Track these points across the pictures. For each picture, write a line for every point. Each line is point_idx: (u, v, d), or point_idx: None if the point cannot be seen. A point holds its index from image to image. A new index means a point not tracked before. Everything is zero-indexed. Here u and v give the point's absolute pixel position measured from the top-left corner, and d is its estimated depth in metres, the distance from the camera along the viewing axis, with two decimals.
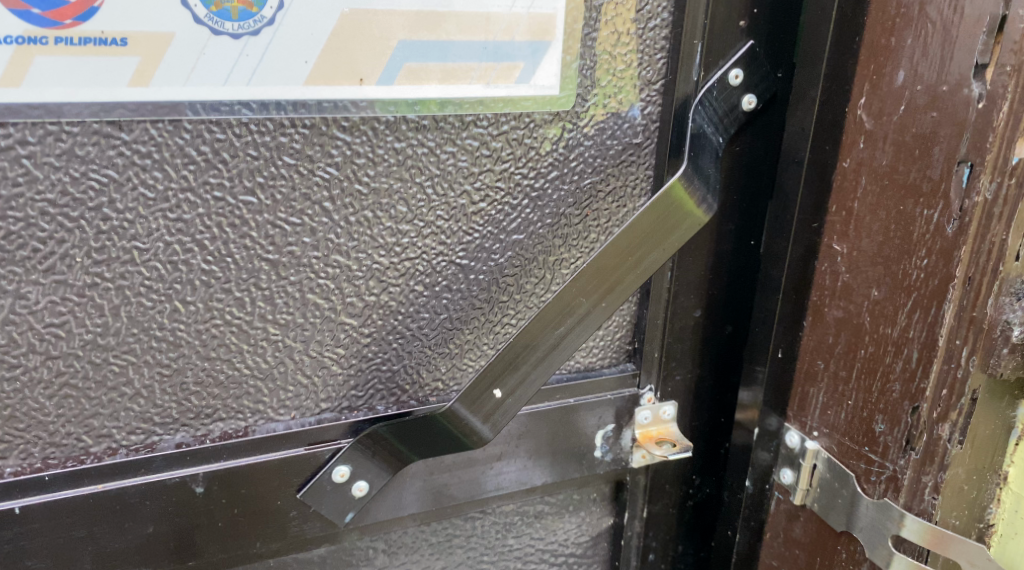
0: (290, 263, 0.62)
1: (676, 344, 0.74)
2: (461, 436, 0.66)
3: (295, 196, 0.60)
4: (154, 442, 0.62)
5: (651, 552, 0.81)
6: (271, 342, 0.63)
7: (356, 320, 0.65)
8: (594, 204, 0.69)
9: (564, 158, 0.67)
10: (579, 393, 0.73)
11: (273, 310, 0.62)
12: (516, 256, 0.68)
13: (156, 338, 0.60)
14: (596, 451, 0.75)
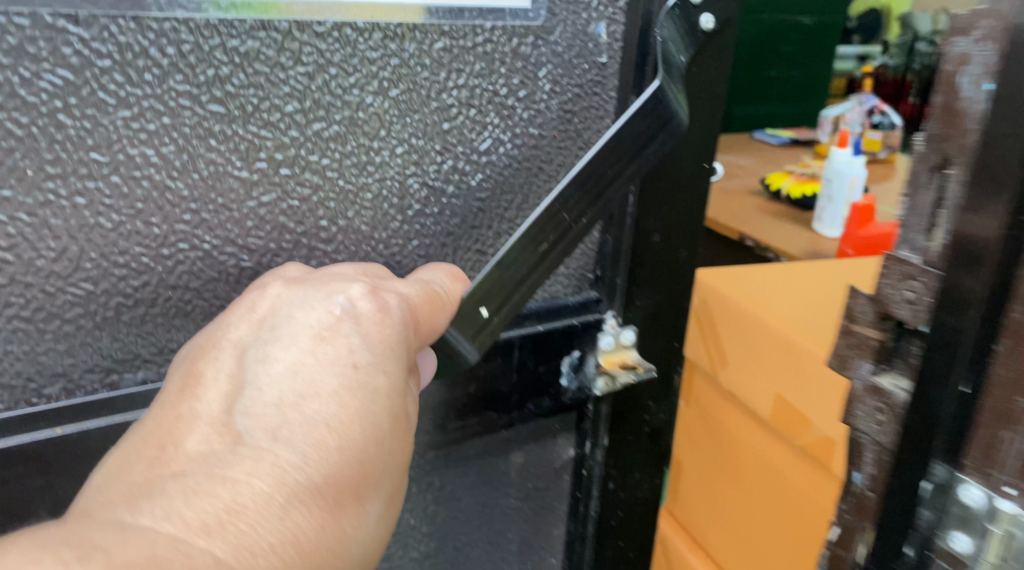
0: (260, 181, 0.54)
1: (638, 269, 0.66)
2: (447, 358, 0.55)
3: (262, 111, 0.53)
4: (114, 381, 0.55)
5: (612, 480, 0.71)
6: (240, 269, 0.56)
7: (329, 245, 0.58)
8: (563, 126, 0.62)
9: (529, 74, 0.60)
10: (549, 320, 0.64)
11: (243, 234, 0.55)
12: (488, 178, 0.61)
13: (117, 263, 0.53)
14: (560, 380, 0.66)
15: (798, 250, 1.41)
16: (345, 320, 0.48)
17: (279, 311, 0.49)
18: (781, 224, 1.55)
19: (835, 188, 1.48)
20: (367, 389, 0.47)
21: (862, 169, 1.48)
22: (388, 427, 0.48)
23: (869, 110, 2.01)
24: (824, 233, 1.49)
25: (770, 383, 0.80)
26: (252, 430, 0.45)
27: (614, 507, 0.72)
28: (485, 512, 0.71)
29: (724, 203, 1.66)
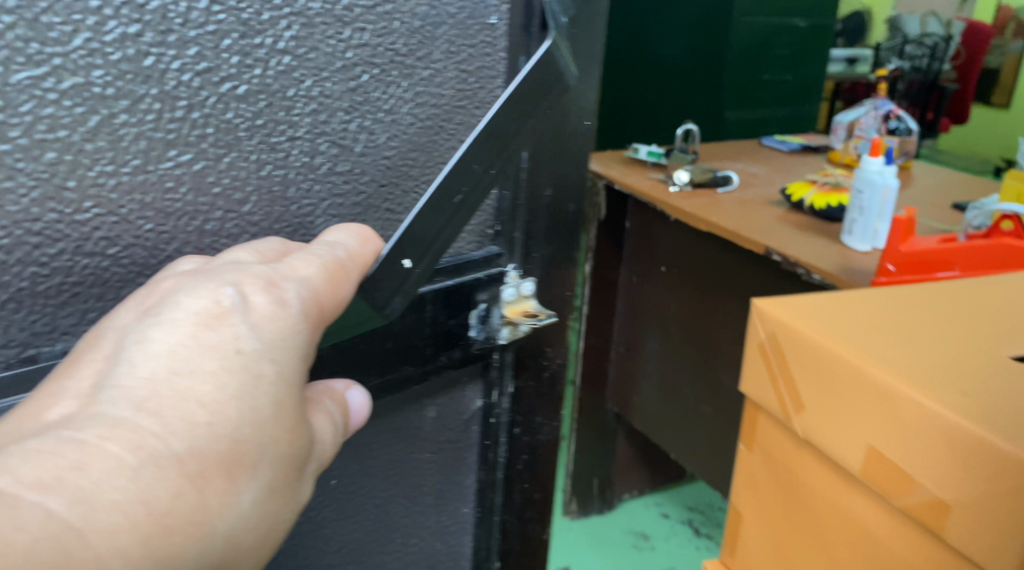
0: (175, 142, 0.53)
1: (533, 223, 0.69)
2: (371, 311, 0.60)
3: (174, 71, 0.52)
4: (34, 355, 0.52)
5: (517, 425, 0.76)
6: (155, 234, 0.55)
7: (243, 206, 0.57)
8: (461, 86, 0.64)
9: (426, 35, 0.61)
10: (456, 276, 0.66)
11: (158, 197, 0.54)
12: (395, 140, 0.62)
13: (31, 233, 0.51)
14: (468, 331, 0.68)
15: (845, 272, 1.09)
16: (232, 310, 0.48)
17: (170, 294, 0.49)
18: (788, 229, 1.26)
19: (864, 199, 1.17)
20: (247, 373, 0.47)
21: (898, 177, 1.16)
22: (269, 414, 0.48)
23: (886, 114, 1.72)
24: (854, 248, 1.18)
25: (862, 431, 0.68)
26: (116, 400, 0.44)
27: (519, 451, 0.77)
28: (400, 473, 0.72)
29: (736, 213, 1.32)
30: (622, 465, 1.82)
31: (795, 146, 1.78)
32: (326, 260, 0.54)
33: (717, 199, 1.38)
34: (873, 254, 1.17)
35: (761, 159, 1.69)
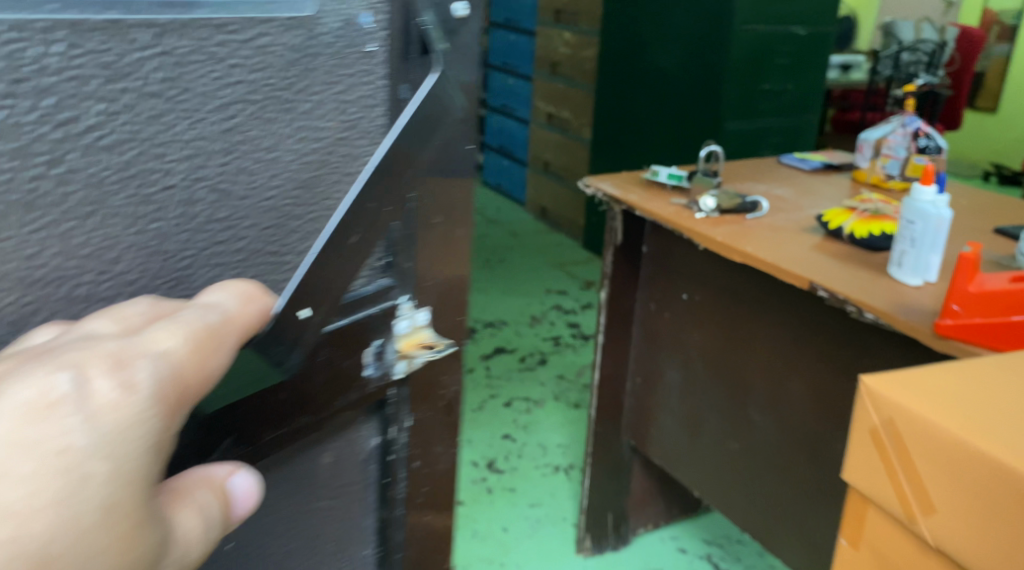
0: (37, 202, 0.48)
1: (421, 252, 0.70)
2: (257, 381, 0.56)
3: (31, 123, 0.47)
4: None
5: (417, 459, 0.78)
6: (18, 305, 0.49)
7: (118, 264, 0.52)
8: (343, 121, 0.61)
9: (304, 66, 0.58)
10: (352, 313, 0.63)
11: (26, 261, 0.48)
12: (276, 180, 0.59)
13: None
14: (365, 371, 0.67)
15: (896, 306, 1.09)
16: (67, 401, 0.41)
17: (3, 376, 0.42)
18: (820, 257, 1.29)
19: (916, 230, 1.15)
20: (84, 471, 0.40)
21: (950, 208, 1.13)
22: (94, 519, 0.41)
23: (915, 132, 1.70)
24: (903, 281, 1.17)
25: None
26: None
27: (419, 482, 0.79)
28: (297, 523, 0.71)
29: (770, 243, 1.35)
30: (640, 499, 2.01)
31: (818, 165, 1.83)
32: (202, 324, 0.50)
33: (748, 226, 1.42)
34: (925, 288, 1.15)
35: (782, 179, 1.73)
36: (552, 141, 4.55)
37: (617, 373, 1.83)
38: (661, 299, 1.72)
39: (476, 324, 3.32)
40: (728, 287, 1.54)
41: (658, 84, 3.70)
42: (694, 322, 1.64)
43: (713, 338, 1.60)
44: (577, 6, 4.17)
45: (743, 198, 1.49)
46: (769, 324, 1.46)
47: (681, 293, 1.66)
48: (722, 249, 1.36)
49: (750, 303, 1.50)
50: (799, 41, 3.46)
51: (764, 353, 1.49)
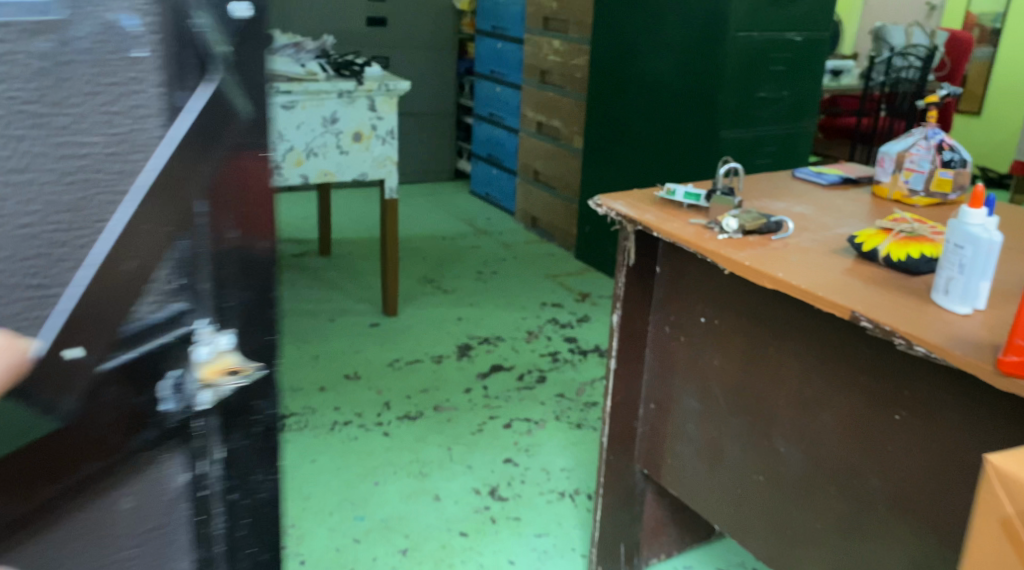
0: None
1: (222, 272, 0.69)
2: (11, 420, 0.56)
3: None
4: None
5: (231, 491, 0.77)
6: None
7: None
8: (114, 137, 0.61)
9: (57, 76, 0.57)
10: (140, 343, 0.65)
11: None
12: (36, 205, 0.59)
13: None
14: (163, 403, 0.67)
15: (950, 340, 1.01)
16: None
17: None
18: (854, 283, 1.21)
19: (966, 255, 1.07)
20: None
21: (1004, 234, 1.04)
22: None
23: (939, 145, 1.63)
24: (950, 309, 1.10)
25: None
26: None
27: (238, 514, 0.78)
28: (99, 568, 0.70)
29: (800, 266, 1.27)
30: (653, 528, 1.92)
31: (835, 179, 1.75)
32: None
33: (776, 249, 1.34)
34: (974, 317, 1.08)
35: (800, 196, 1.65)
36: (543, 151, 4.46)
37: (628, 399, 1.74)
38: (676, 322, 1.63)
39: (470, 340, 3.22)
40: (750, 310, 1.46)
41: (651, 92, 3.59)
42: (713, 348, 1.56)
43: (734, 364, 1.52)
44: (567, 13, 4.09)
45: (765, 218, 1.41)
46: (796, 351, 1.39)
47: (700, 316, 1.57)
48: (749, 275, 1.28)
49: (776, 328, 1.42)
50: (796, 48, 3.37)
51: (790, 381, 1.41)
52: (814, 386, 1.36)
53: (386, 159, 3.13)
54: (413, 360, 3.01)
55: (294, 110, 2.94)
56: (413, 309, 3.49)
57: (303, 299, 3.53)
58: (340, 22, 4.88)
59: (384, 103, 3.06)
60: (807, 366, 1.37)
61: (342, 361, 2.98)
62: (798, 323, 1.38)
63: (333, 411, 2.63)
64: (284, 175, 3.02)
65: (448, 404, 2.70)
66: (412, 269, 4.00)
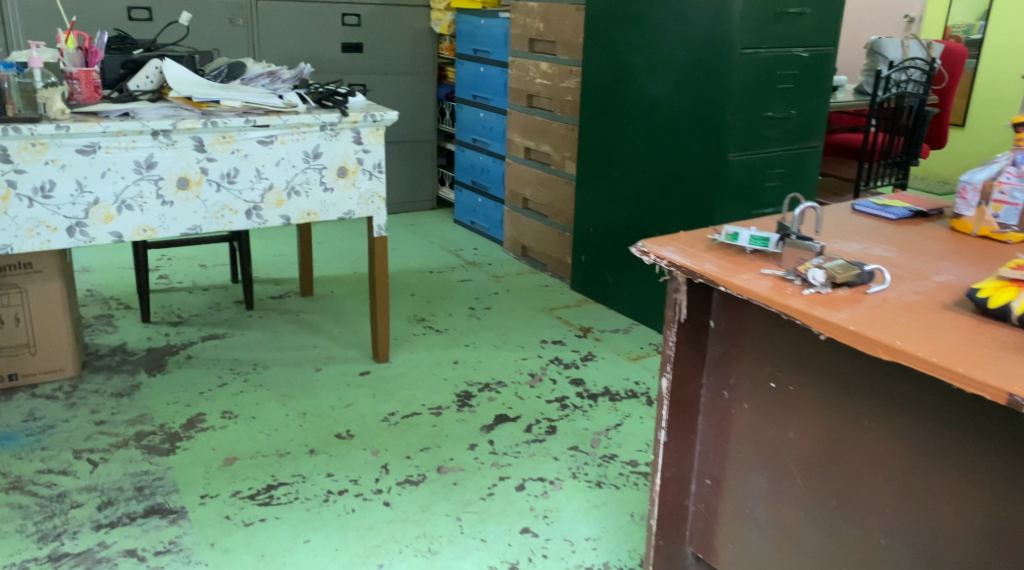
0: None
1: None
2: None
3: None
4: None
5: None
6: None
7: None
8: None
9: None
10: None
11: None
12: None
13: None
14: None
15: None
16: None
17: None
18: (993, 349, 1.01)
19: None
20: None
21: None
22: None
23: None
24: None
25: None
26: None
27: None
28: None
29: (916, 326, 1.06)
30: None
31: (904, 212, 1.52)
32: None
33: (882, 304, 1.12)
34: None
35: (875, 235, 1.41)
36: (532, 177, 4.22)
37: (676, 475, 1.51)
38: (736, 388, 1.43)
39: (469, 387, 2.94)
40: (841, 380, 1.28)
41: (648, 114, 3.34)
42: (786, 419, 1.37)
43: (818, 439, 1.33)
44: (554, 34, 3.88)
45: (857, 266, 1.19)
46: (907, 430, 1.22)
47: (767, 382, 1.37)
48: (858, 343, 1.05)
49: (876, 403, 1.24)
50: (802, 64, 3.12)
51: (898, 461, 1.24)
52: (931, 468, 1.21)
53: (373, 195, 2.90)
54: (410, 414, 2.74)
55: (272, 145, 2.69)
56: (404, 354, 3.22)
57: (285, 348, 3.26)
58: (312, 49, 4.64)
59: (370, 135, 2.83)
60: (924, 448, 1.21)
61: (332, 419, 2.70)
62: (910, 398, 1.21)
63: (326, 478, 2.36)
64: (263, 217, 2.76)
65: (453, 464, 2.44)
66: (400, 308, 3.74)
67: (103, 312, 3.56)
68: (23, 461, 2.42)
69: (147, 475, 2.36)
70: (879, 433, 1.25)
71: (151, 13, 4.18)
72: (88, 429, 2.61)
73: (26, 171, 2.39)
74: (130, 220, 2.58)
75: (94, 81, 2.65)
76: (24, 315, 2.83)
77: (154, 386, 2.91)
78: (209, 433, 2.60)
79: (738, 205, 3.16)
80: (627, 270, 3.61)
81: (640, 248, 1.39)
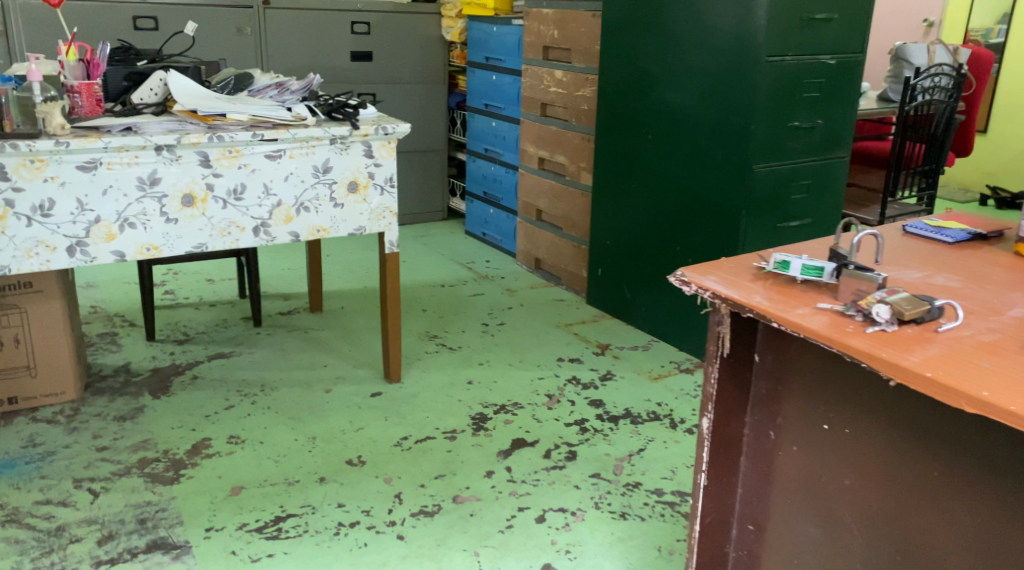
0: None
1: None
2: None
3: None
4: None
5: None
6: None
7: None
8: None
9: None
10: None
11: None
12: None
13: None
14: None
15: None
16: None
17: None
18: None
19: None
20: None
21: None
22: None
23: None
24: None
25: None
26: None
27: None
28: None
29: (999, 373, 0.96)
30: None
31: (960, 236, 1.41)
32: None
33: (956, 347, 1.01)
34: None
35: (936, 261, 1.30)
36: (546, 188, 4.11)
37: (719, 511, 1.53)
38: (784, 428, 1.44)
39: (484, 409, 2.83)
40: (899, 428, 1.28)
41: (668, 123, 3.23)
42: (835, 464, 1.38)
43: (869, 487, 1.33)
44: (569, 41, 3.77)
45: (927, 302, 1.09)
46: (971, 484, 1.21)
47: (820, 425, 1.38)
48: (935, 392, 0.95)
49: (938, 454, 1.24)
50: (829, 71, 3.01)
51: (960, 516, 1.23)
52: (992, 526, 1.20)
53: (384, 210, 2.80)
54: (423, 438, 2.63)
55: (281, 160, 2.59)
56: (417, 374, 3.11)
57: (293, 367, 3.15)
58: (321, 58, 4.55)
59: (381, 148, 2.73)
60: (990, 503, 1.20)
61: (342, 444, 2.59)
62: (972, 450, 1.20)
63: (336, 509, 2.26)
64: (271, 234, 2.66)
65: (469, 493, 2.33)
66: (412, 324, 3.63)
67: (107, 330, 3.47)
68: (21, 491, 2.32)
69: (149, 506, 2.26)
70: (941, 485, 1.24)
71: (156, 22, 4.10)
72: (90, 455, 2.51)
73: (24, 189, 2.30)
74: (133, 238, 2.48)
75: (96, 94, 2.55)
76: (24, 336, 2.73)
77: (158, 408, 2.81)
78: (215, 460, 2.50)
79: (763, 219, 3.04)
80: (646, 285, 3.49)
81: (678, 276, 1.28)
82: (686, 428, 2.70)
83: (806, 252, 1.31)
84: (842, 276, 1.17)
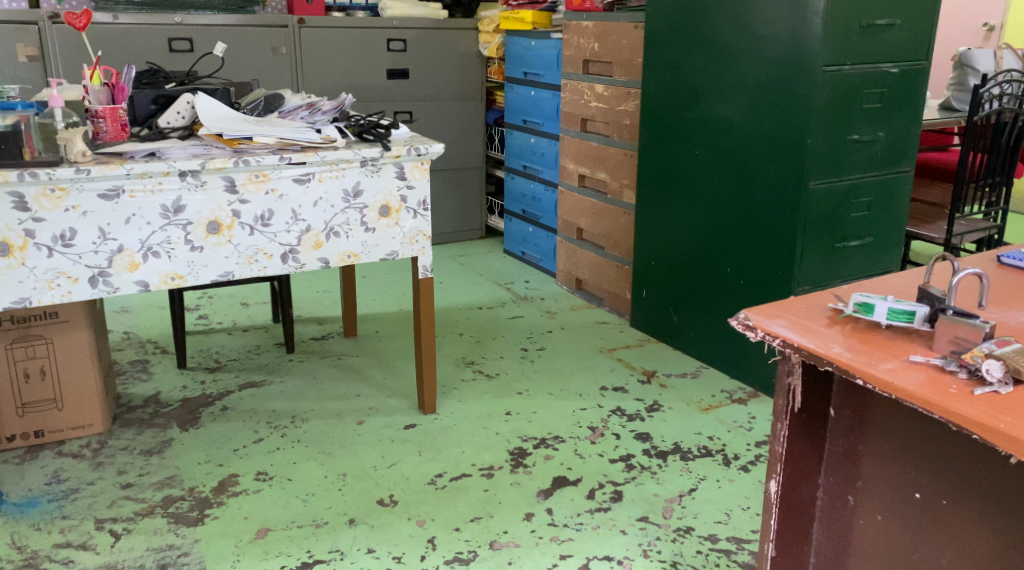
0: None
1: None
2: None
3: None
4: None
5: None
6: None
7: None
8: None
9: None
10: None
11: None
12: None
13: None
14: None
15: None
16: None
17: None
18: None
19: None
20: None
21: None
22: None
23: None
24: None
25: None
26: None
27: None
28: None
29: None
30: None
31: None
32: None
33: None
34: None
35: None
36: (587, 206, 3.95)
37: None
38: (865, 492, 1.43)
39: (523, 443, 2.68)
40: (993, 498, 1.25)
41: (716, 139, 3.06)
42: (926, 535, 1.35)
43: (964, 559, 1.30)
44: (611, 55, 3.62)
45: None
46: None
47: (911, 493, 1.36)
48: None
49: None
50: (891, 81, 2.83)
51: None
52: None
53: (418, 233, 2.67)
54: (459, 476, 2.48)
55: (310, 184, 2.48)
56: (453, 404, 2.97)
57: (325, 398, 3.03)
58: (357, 77, 4.47)
59: (414, 169, 2.60)
60: None
61: (374, 482, 2.46)
62: None
63: (366, 555, 2.13)
64: (300, 261, 2.55)
65: (507, 539, 2.18)
66: (448, 350, 3.49)
67: (138, 358, 3.38)
68: (41, 533, 2.23)
69: (171, 550, 2.15)
70: None
71: (191, 43, 4.05)
72: (113, 493, 2.41)
73: (44, 219, 2.21)
74: (157, 267, 2.38)
75: (120, 119, 2.45)
76: (50, 368, 2.65)
77: (185, 443, 2.70)
78: (241, 499, 2.38)
79: (821, 239, 2.85)
80: (696, 309, 3.30)
81: (742, 319, 1.29)
82: (741, 466, 2.52)
83: (896, 297, 1.29)
84: (934, 322, 1.19)
